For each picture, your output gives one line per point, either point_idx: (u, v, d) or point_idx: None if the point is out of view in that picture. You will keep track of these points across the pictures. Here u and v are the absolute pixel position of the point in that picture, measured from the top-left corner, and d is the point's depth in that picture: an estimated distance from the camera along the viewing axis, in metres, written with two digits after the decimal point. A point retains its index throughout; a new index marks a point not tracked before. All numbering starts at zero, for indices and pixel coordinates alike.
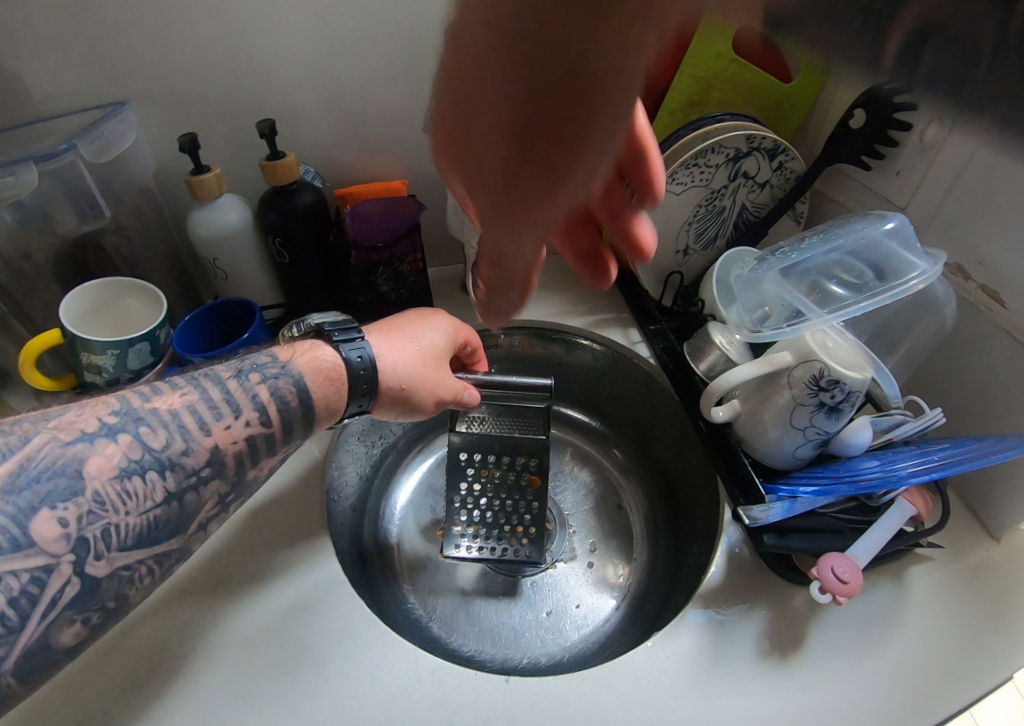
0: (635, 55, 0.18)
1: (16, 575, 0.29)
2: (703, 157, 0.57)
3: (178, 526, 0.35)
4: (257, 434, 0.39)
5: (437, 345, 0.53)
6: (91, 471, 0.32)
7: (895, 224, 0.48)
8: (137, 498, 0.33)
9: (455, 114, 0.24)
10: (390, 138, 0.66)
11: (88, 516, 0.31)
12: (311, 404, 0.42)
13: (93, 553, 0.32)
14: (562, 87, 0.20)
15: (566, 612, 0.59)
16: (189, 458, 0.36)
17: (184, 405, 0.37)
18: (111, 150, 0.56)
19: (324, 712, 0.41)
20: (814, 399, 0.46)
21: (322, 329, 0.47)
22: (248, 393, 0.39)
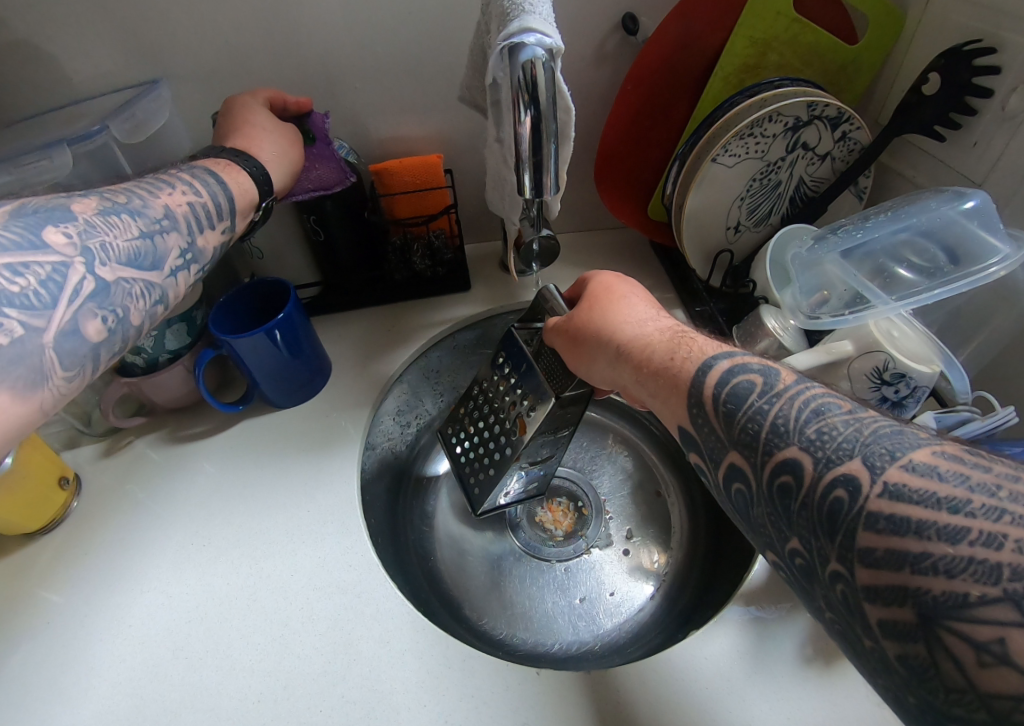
0: (676, 411, 0.33)
1: (39, 265, 0.32)
2: (760, 126, 0.53)
3: (156, 262, 0.39)
4: (196, 202, 0.42)
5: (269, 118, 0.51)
6: (78, 210, 0.36)
7: (975, 202, 0.42)
8: (120, 228, 0.37)
9: (614, 314, 0.42)
10: (427, 107, 0.63)
11: (86, 232, 0.35)
12: (226, 180, 0.45)
13: (96, 259, 0.35)
14: (662, 355, 0.36)
15: (600, 599, 0.58)
16: (147, 211, 0.40)
17: (130, 184, 0.41)
18: (143, 130, 0.55)
19: (353, 694, 0.41)
20: (876, 393, 0.44)
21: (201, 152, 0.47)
22: (175, 176, 0.43)
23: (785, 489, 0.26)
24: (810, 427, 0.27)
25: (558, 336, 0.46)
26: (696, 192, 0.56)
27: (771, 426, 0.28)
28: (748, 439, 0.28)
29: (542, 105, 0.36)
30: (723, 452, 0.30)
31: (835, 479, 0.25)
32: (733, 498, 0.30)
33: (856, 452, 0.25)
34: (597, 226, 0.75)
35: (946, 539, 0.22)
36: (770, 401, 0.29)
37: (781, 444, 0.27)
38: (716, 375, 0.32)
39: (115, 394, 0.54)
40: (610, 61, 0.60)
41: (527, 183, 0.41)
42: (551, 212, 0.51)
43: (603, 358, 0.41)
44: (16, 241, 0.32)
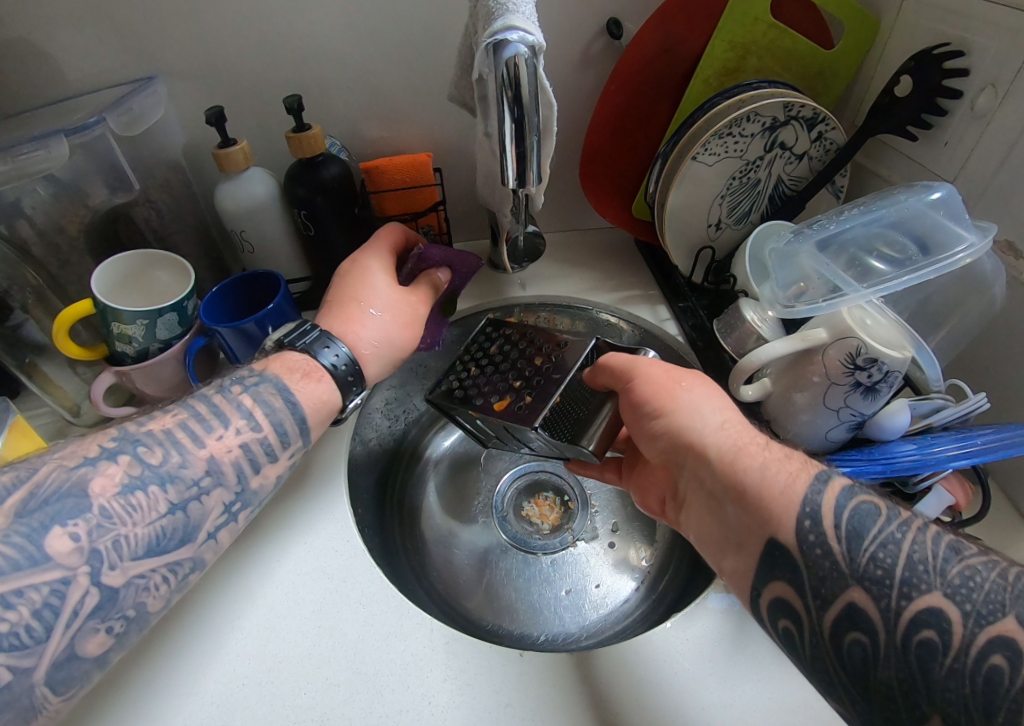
0: (780, 509, 0.34)
1: (35, 588, 0.30)
2: (738, 125, 0.54)
3: (186, 535, 0.37)
4: (249, 441, 0.41)
5: (385, 293, 0.52)
6: (97, 491, 0.34)
7: (941, 193, 0.44)
8: (142, 509, 0.35)
9: (694, 402, 0.42)
10: (417, 108, 0.65)
11: (98, 529, 0.33)
12: (298, 400, 0.44)
13: (107, 563, 0.33)
14: (766, 453, 0.38)
15: (585, 590, 0.59)
16: (187, 470, 0.38)
17: (174, 424, 0.39)
18: (139, 123, 0.56)
19: (337, 677, 0.41)
20: (850, 379, 0.43)
21: (283, 341, 0.47)
22: (233, 404, 0.42)
23: (928, 646, 0.28)
24: (951, 570, 0.30)
25: (644, 382, 0.45)
26: (677, 189, 0.58)
27: (908, 561, 0.31)
28: (879, 577, 0.30)
29: (525, 101, 0.38)
30: (841, 586, 0.31)
31: (990, 641, 0.27)
32: (845, 653, 0.31)
33: (1008, 609, 0.28)
34: (585, 225, 0.77)
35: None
36: (901, 530, 0.32)
37: (921, 588, 0.29)
38: (838, 490, 0.35)
39: (106, 382, 0.55)
40: (595, 64, 0.62)
41: (511, 175, 0.43)
42: (535, 206, 0.53)
43: (697, 423, 0.41)
44: (17, 561, 0.30)
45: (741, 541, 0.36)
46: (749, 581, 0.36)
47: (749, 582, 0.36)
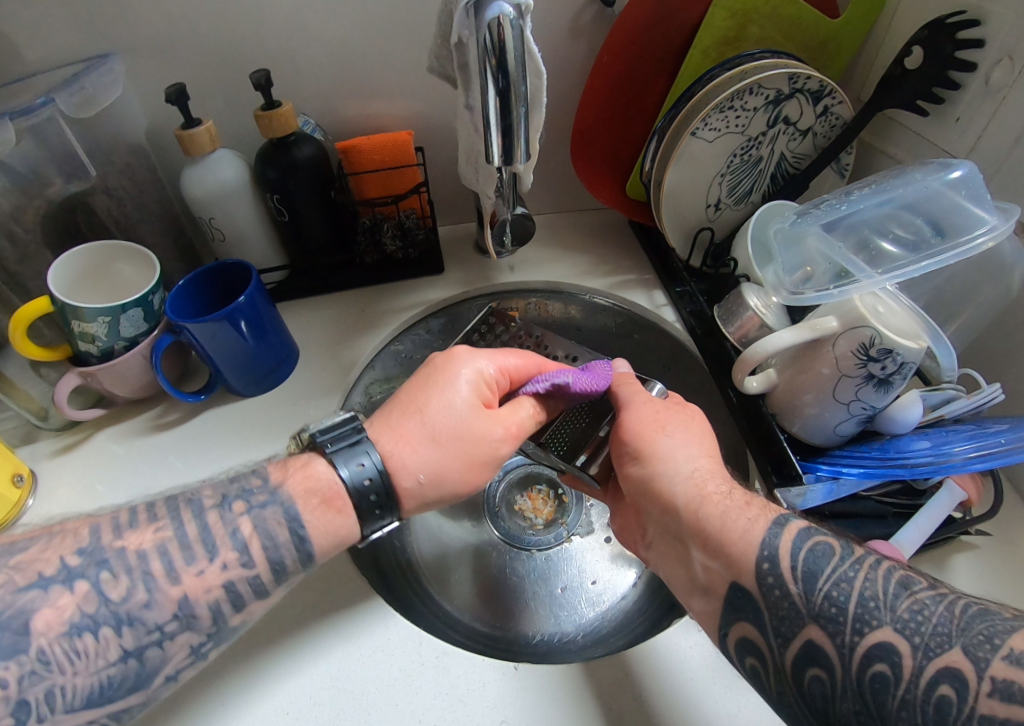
0: (737, 555, 0.34)
1: None
2: (740, 98, 0.51)
3: (138, 682, 0.31)
4: (236, 580, 0.34)
5: (455, 402, 0.41)
6: (39, 627, 0.29)
7: (962, 171, 0.41)
8: (88, 655, 0.29)
9: (670, 448, 0.41)
10: (397, 83, 0.61)
11: (31, 676, 0.28)
12: (309, 535, 0.35)
13: (34, 715, 0.28)
14: (729, 502, 0.37)
15: (582, 588, 0.57)
16: (151, 612, 0.31)
17: (154, 540, 0.33)
18: (94, 103, 0.51)
19: (321, 696, 0.38)
20: (862, 371, 0.40)
21: (314, 438, 0.38)
22: (227, 529, 0.34)
23: (881, 680, 0.28)
24: (901, 605, 0.29)
25: (628, 425, 0.44)
26: (675, 168, 0.54)
27: (859, 598, 0.30)
28: (832, 615, 0.30)
29: (510, 71, 0.34)
30: (800, 625, 0.31)
31: (938, 673, 0.26)
32: (806, 687, 0.31)
33: (954, 640, 0.27)
34: (577, 207, 0.73)
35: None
36: (852, 568, 0.31)
37: (873, 625, 0.29)
38: (795, 531, 0.34)
39: (70, 384, 0.50)
40: (587, 35, 0.58)
41: (496, 153, 0.39)
42: (524, 185, 0.49)
43: (666, 470, 0.40)
44: None
45: (705, 582, 0.36)
46: (715, 622, 0.35)
47: (714, 623, 0.35)
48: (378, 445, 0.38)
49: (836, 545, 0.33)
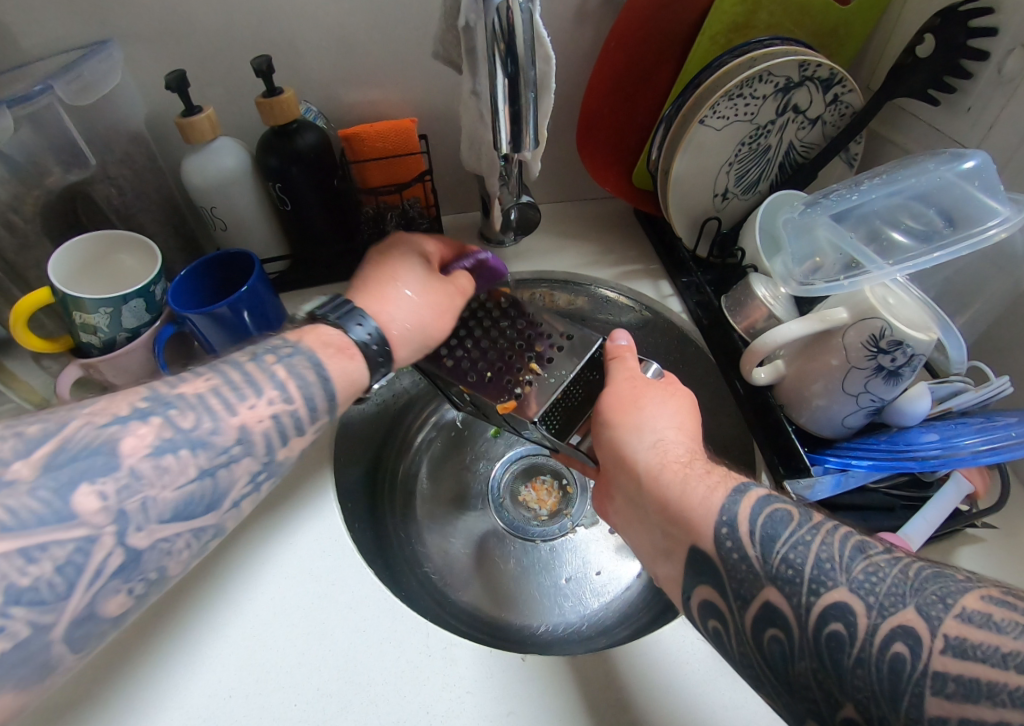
0: (696, 522, 0.33)
1: (57, 546, 0.25)
2: (749, 86, 0.50)
3: (213, 502, 0.32)
4: (282, 413, 0.35)
5: (418, 273, 0.48)
6: (126, 450, 0.29)
7: (976, 162, 0.41)
8: (172, 473, 0.30)
9: (641, 417, 0.43)
10: (400, 69, 0.60)
11: (126, 489, 0.28)
12: (330, 374, 0.38)
13: (133, 525, 0.28)
14: (691, 471, 0.37)
15: (586, 579, 0.57)
16: (218, 437, 0.32)
17: (206, 388, 0.34)
18: (93, 90, 0.51)
19: (329, 686, 0.38)
20: (872, 363, 0.40)
21: (316, 313, 0.42)
22: (266, 373, 0.36)
23: (837, 639, 0.27)
24: (856, 567, 0.28)
25: (610, 398, 0.46)
26: (682, 157, 0.54)
27: (815, 561, 0.29)
28: (789, 576, 0.29)
29: (520, 55, 0.34)
30: (756, 587, 0.30)
31: (893, 630, 0.26)
32: (766, 651, 0.29)
33: (908, 599, 0.26)
34: (581, 196, 0.72)
35: (1020, 706, 0.22)
36: (810, 532, 0.31)
37: (828, 585, 0.28)
38: (754, 498, 0.33)
39: (72, 376, 0.50)
40: (593, 21, 0.57)
41: (504, 142, 0.39)
42: (531, 174, 0.48)
43: (633, 440, 0.41)
44: (40, 513, 0.25)
45: (667, 547, 0.36)
46: (678, 587, 0.35)
47: (679, 588, 0.35)
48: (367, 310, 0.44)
49: (795, 514, 0.32)
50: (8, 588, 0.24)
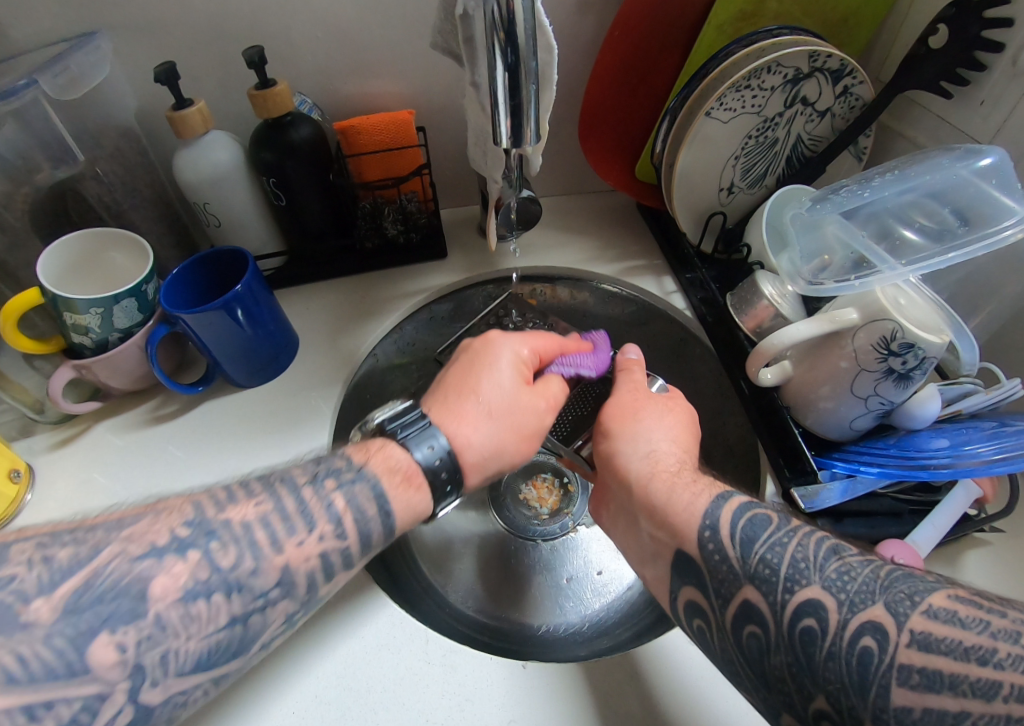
0: (680, 526, 0.34)
1: (66, 704, 0.24)
2: (757, 77, 0.49)
3: (239, 649, 0.29)
4: (332, 550, 0.32)
5: (504, 382, 0.42)
6: (156, 593, 0.27)
7: (992, 160, 0.40)
8: (201, 621, 0.28)
9: (640, 427, 0.43)
10: (397, 60, 0.58)
11: (148, 641, 0.26)
12: (393, 509, 0.35)
13: (149, 679, 0.26)
14: (680, 478, 0.38)
15: (587, 578, 0.57)
16: (258, 579, 0.30)
17: (251, 514, 0.31)
18: (80, 84, 0.49)
19: (328, 694, 0.37)
20: (882, 365, 0.39)
21: (386, 426, 0.38)
22: (321, 502, 0.33)
23: (809, 633, 0.28)
24: (829, 566, 0.29)
25: (611, 407, 0.45)
26: (687, 150, 0.52)
27: (790, 561, 0.30)
28: (766, 575, 0.30)
29: (520, 45, 0.33)
30: (735, 587, 0.31)
31: (862, 625, 0.27)
32: (744, 646, 0.30)
33: (877, 597, 0.27)
34: (583, 189, 0.71)
35: (981, 695, 0.23)
36: (787, 535, 0.32)
37: (802, 583, 0.29)
38: (736, 505, 0.34)
39: (64, 377, 0.49)
40: (595, 9, 0.55)
41: (504, 134, 0.37)
42: (531, 168, 0.47)
43: (628, 449, 0.41)
44: (51, 669, 0.24)
45: (654, 550, 0.36)
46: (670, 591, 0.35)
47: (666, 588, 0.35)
48: (441, 426, 0.39)
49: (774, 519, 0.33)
50: None
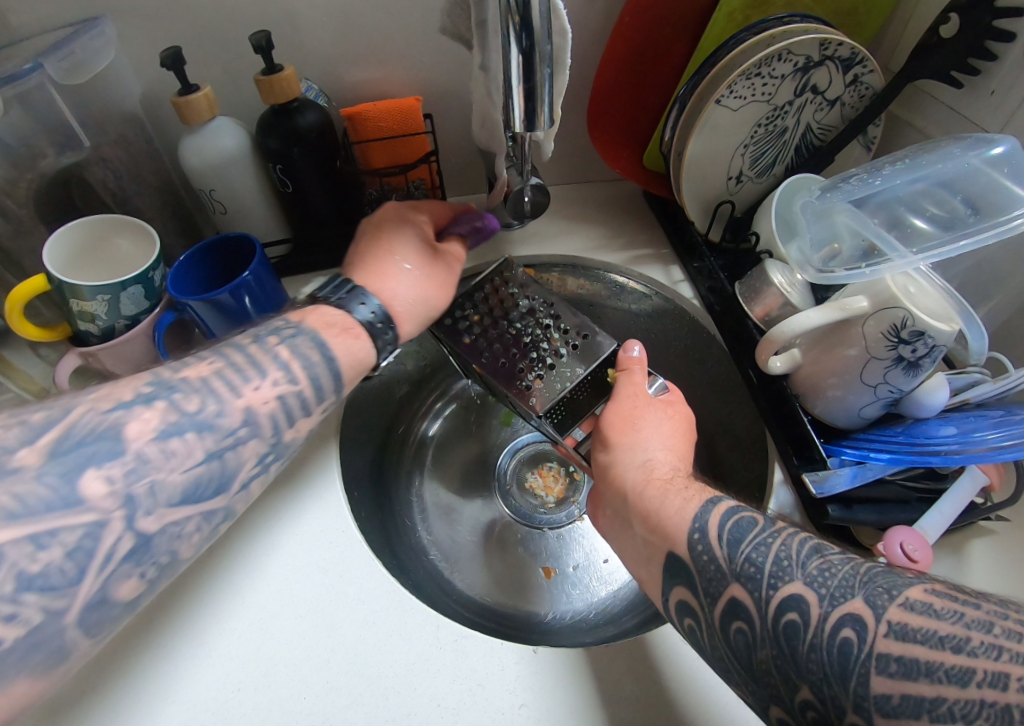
0: (670, 530, 0.34)
1: (67, 529, 0.26)
2: (768, 65, 0.48)
3: (223, 484, 0.32)
4: (287, 394, 0.35)
5: (415, 249, 0.48)
6: (132, 434, 0.29)
7: (1004, 148, 0.40)
8: (179, 455, 0.30)
9: (637, 437, 0.43)
10: (404, 45, 0.57)
11: (135, 471, 0.28)
12: (335, 354, 0.39)
13: (142, 508, 0.28)
14: (672, 484, 0.38)
15: (593, 567, 0.57)
16: (223, 420, 0.32)
17: (207, 373, 0.33)
18: (85, 69, 0.49)
19: (338, 678, 0.38)
20: (891, 354, 0.39)
21: (319, 294, 0.43)
22: (269, 355, 0.36)
23: (792, 627, 0.28)
24: (811, 564, 0.29)
25: (608, 416, 0.46)
26: (696, 138, 0.52)
27: (774, 558, 0.30)
28: (752, 573, 0.30)
29: (535, 28, 0.32)
30: (722, 584, 0.31)
31: (841, 618, 0.27)
32: (731, 640, 0.30)
33: (856, 590, 0.28)
34: (590, 178, 0.71)
35: (955, 682, 0.24)
36: (772, 535, 0.32)
37: (785, 578, 0.29)
38: (723, 509, 0.34)
39: (71, 364, 0.49)
40: None
41: (518, 119, 0.37)
42: (543, 155, 0.47)
43: (626, 458, 0.42)
44: (48, 498, 0.25)
45: (647, 554, 0.36)
46: (659, 588, 0.35)
47: (657, 588, 0.35)
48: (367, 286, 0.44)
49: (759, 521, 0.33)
50: (17, 572, 0.24)
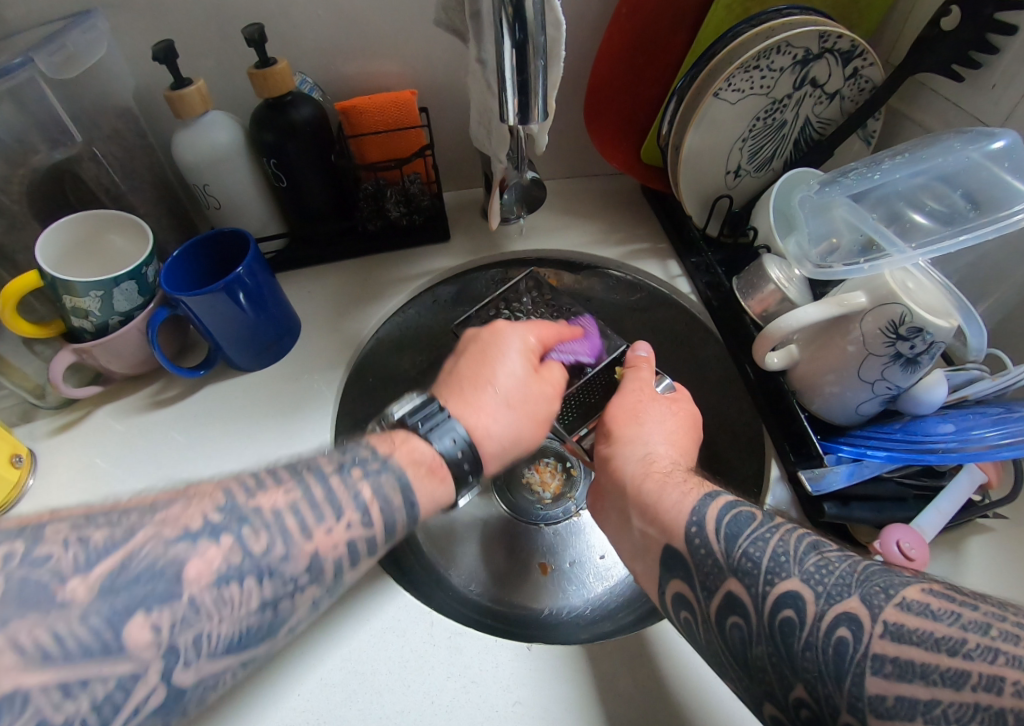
0: (668, 523, 0.34)
1: (99, 680, 0.22)
2: (766, 57, 0.48)
3: (270, 632, 0.28)
4: (358, 538, 0.32)
5: (516, 374, 0.43)
6: (190, 575, 0.26)
7: (1005, 142, 0.39)
8: (233, 605, 0.27)
9: (638, 432, 0.43)
10: (400, 39, 0.57)
11: (182, 622, 0.25)
12: (417, 499, 0.34)
13: (181, 660, 0.25)
14: (671, 479, 0.38)
15: (590, 563, 0.57)
16: (287, 565, 0.29)
17: (282, 501, 0.30)
18: (78, 62, 0.48)
19: (332, 676, 0.37)
20: (890, 349, 0.39)
21: (405, 419, 0.38)
22: (349, 491, 0.32)
23: (789, 623, 0.28)
24: (808, 560, 0.29)
25: (612, 413, 0.46)
26: (694, 132, 0.52)
27: (771, 554, 0.30)
28: (749, 568, 0.30)
29: (528, 21, 0.32)
30: (720, 580, 0.31)
31: (836, 617, 0.27)
32: (728, 636, 0.30)
33: (853, 589, 0.27)
34: (588, 173, 0.70)
35: (950, 684, 0.23)
36: (770, 530, 0.31)
37: (782, 575, 0.29)
38: (722, 503, 0.34)
39: (65, 361, 0.49)
40: None
41: (511, 113, 0.37)
42: (538, 149, 0.46)
43: (627, 452, 0.41)
44: (87, 643, 0.22)
45: (643, 547, 0.36)
46: (655, 584, 0.35)
47: (654, 583, 0.35)
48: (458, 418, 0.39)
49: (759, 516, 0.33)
50: None
